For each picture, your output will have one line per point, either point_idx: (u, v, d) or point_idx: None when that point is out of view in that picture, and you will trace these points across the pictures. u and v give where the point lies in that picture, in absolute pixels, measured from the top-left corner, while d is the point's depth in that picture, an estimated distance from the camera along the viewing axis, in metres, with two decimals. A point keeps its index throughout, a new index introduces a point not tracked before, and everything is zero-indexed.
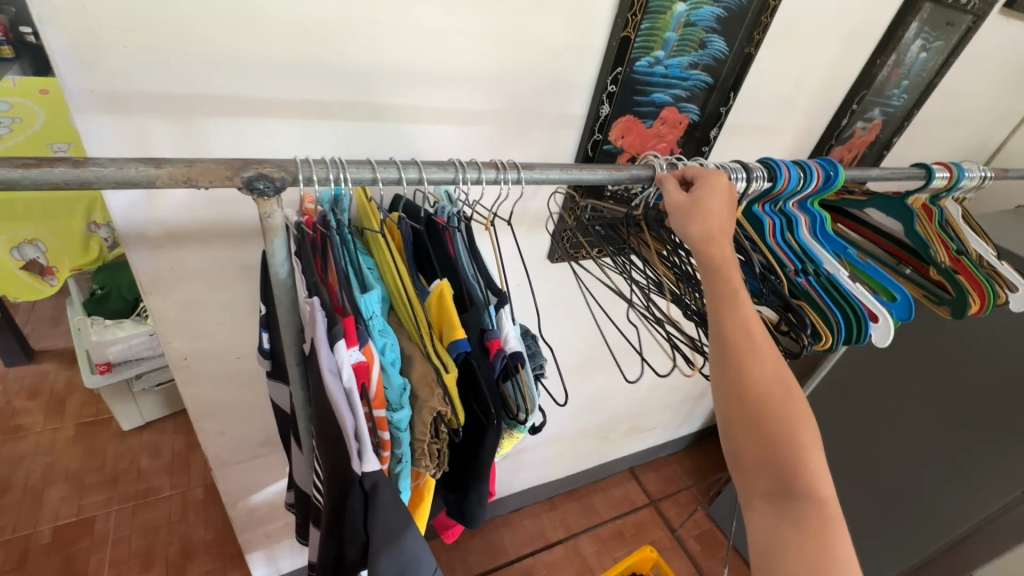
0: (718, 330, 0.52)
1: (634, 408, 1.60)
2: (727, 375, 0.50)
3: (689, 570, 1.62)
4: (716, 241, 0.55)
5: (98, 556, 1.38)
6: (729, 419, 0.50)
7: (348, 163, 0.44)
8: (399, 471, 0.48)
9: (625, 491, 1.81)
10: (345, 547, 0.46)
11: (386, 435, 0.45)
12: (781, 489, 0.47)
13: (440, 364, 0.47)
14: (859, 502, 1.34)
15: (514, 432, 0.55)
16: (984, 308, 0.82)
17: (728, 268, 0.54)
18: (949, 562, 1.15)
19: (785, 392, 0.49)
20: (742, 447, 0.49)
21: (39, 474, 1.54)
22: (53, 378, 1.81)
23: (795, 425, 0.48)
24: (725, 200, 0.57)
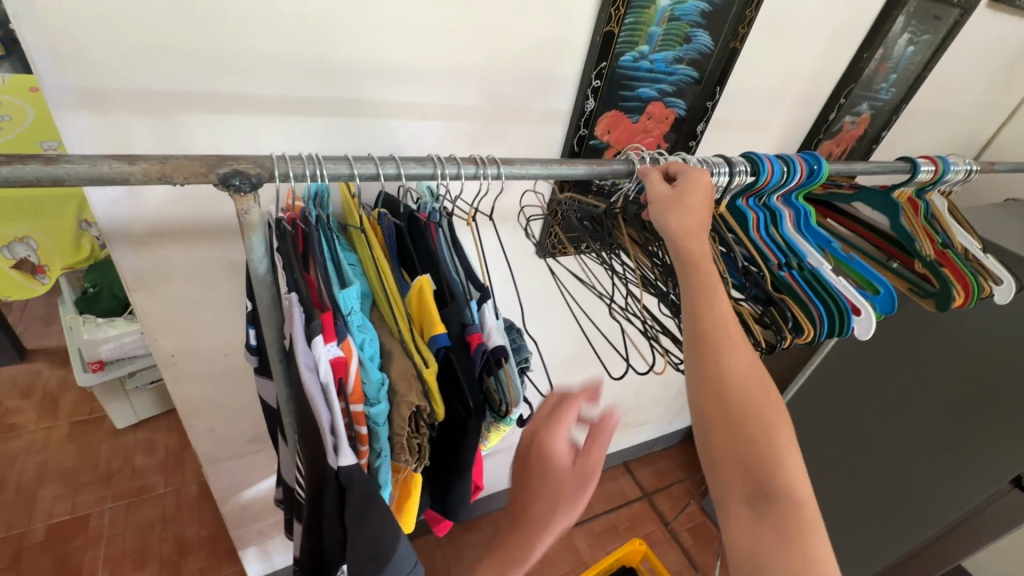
0: (696, 324, 0.52)
1: (627, 403, 1.61)
2: (704, 370, 0.51)
3: (682, 563, 1.64)
4: (695, 235, 0.56)
5: (93, 554, 1.39)
6: (706, 415, 0.50)
7: (325, 159, 0.44)
8: (378, 466, 0.49)
9: (619, 485, 1.82)
10: (323, 542, 0.46)
11: (364, 430, 0.45)
12: (759, 492, 0.47)
13: (421, 359, 0.48)
14: (848, 494, 1.34)
15: (498, 426, 0.55)
16: (969, 301, 0.83)
17: (704, 264, 0.55)
18: (936, 553, 1.16)
19: (760, 386, 0.50)
20: (718, 445, 0.49)
21: (33, 473, 1.54)
22: (47, 378, 1.81)
23: (769, 420, 0.48)
24: (703, 191, 0.59)
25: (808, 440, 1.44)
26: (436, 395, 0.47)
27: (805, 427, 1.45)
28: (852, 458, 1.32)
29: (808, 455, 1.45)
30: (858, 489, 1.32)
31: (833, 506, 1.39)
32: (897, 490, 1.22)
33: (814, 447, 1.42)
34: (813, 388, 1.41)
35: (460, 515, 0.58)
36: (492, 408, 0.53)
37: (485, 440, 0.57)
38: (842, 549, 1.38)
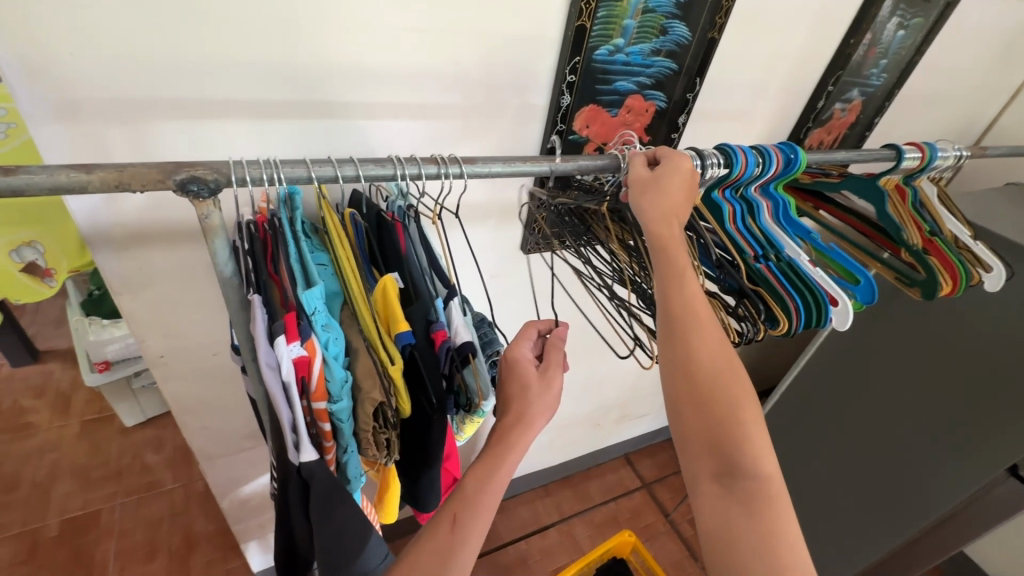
0: (666, 307, 0.52)
1: (625, 395, 1.61)
2: (673, 351, 0.51)
3: (681, 553, 1.64)
4: (667, 221, 0.56)
5: (104, 547, 1.43)
6: (675, 397, 0.50)
7: (283, 163, 0.45)
8: (346, 462, 0.50)
9: (619, 476, 1.83)
10: (293, 534, 0.48)
11: (327, 427, 0.47)
12: (728, 470, 0.47)
13: (386, 356, 0.49)
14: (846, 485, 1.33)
15: (471, 419, 0.56)
16: (956, 288, 0.82)
17: (674, 252, 0.54)
18: (932, 544, 1.14)
19: (729, 368, 0.50)
20: (688, 425, 0.49)
21: (46, 470, 1.59)
22: (59, 378, 1.86)
23: (738, 399, 0.48)
24: (682, 177, 0.58)
25: (806, 430, 1.43)
26: (401, 390, 0.49)
27: (802, 418, 1.44)
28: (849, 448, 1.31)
29: (806, 445, 1.44)
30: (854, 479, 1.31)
31: (830, 497, 1.38)
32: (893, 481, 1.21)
33: (811, 438, 1.42)
34: (809, 379, 1.41)
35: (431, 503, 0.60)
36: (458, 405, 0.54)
37: (460, 431, 0.59)
38: (840, 540, 1.37)
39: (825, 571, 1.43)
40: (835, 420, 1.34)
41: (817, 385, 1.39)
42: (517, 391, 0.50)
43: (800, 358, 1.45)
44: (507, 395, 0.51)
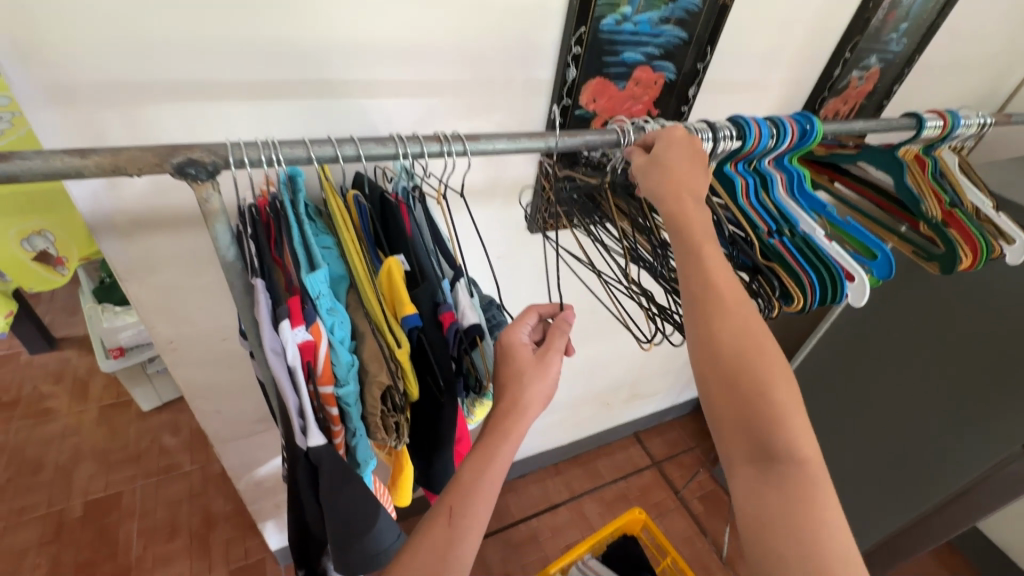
0: (688, 289, 0.51)
1: (634, 374, 1.60)
2: (699, 333, 0.50)
3: (691, 529, 1.66)
4: (676, 198, 0.54)
5: (127, 527, 1.47)
6: (705, 378, 0.49)
7: (281, 143, 0.44)
8: (355, 445, 0.50)
9: (629, 454, 1.84)
10: (305, 517, 0.49)
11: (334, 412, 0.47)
12: (763, 453, 0.45)
13: (393, 339, 0.48)
14: (858, 461, 1.33)
15: (481, 401, 0.56)
16: (976, 262, 0.79)
17: (697, 231, 0.52)
18: (945, 518, 1.14)
19: (760, 348, 0.48)
20: (720, 406, 0.48)
21: (68, 454, 1.63)
22: (76, 365, 1.89)
23: (770, 381, 0.47)
24: (681, 145, 0.57)
25: (818, 407, 1.42)
26: (408, 374, 0.48)
27: (814, 395, 1.43)
28: (862, 425, 1.31)
29: (818, 422, 1.43)
30: (866, 455, 1.31)
31: (841, 473, 1.38)
32: (906, 457, 1.20)
33: (823, 415, 1.41)
34: (822, 355, 1.39)
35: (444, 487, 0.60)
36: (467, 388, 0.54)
37: (471, 415, 0.59)
38: (851, 516, 1.37)
39: None
40: (847, 397, 1.33)
41: (829, 361, 1.37)
42: (510, 380, 0.50)
43: (812, 335, 1.43)
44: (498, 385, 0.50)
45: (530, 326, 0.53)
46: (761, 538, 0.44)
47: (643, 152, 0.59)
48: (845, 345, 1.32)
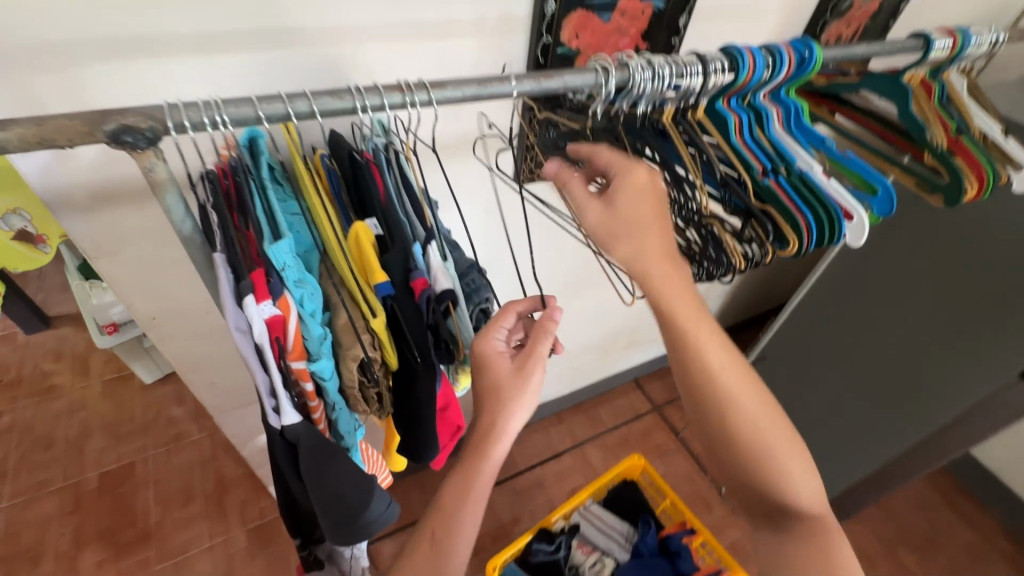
0: (685, 375, 0.53)
1: (632, 323, 1.60)
2: (701, 413, 0.54)
3: (691, 468, 1.71)
4: (653, 275, 0.50)
5: (144, 495, 1.52)
6: (711, 450, 0.56)
7: (226, 102, 0.40)
8: (337, 419, 0.50)
9: (629, 400, 1.87)
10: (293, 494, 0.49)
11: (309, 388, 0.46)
12: (779, 513, 0.57)
13: (368, 309, 0.46)
14: (854, 397, 1.35)
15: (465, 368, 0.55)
16: (982, 192, 0.75)
17: (655, 268, 0.50)
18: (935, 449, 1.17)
19: (760, 432, 0.54)
20: (731, 476, 0.57)
21: (77, 429, 1.65)
22: (74, 342, 1.89)
23: (773, 461, 0.54)
24: (644, 192, 0.51)
25: (816, 346, 1.42)
26: (385, 344, 0.47)
27: (811, 334, 1.42)
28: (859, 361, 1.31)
29: (816, 361, 1.44)
30: (861, 391, 1.32)
31: (837, 409, 1.40)
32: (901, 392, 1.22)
33: (820, 353, 1.41)
34: (819, 295, 1.37)
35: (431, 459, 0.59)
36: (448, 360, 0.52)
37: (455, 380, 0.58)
38: (846, 449, 1.40)
39: (831, 477, 1.48)
40: (845, 334, 1.33)
41: (827, 299, 1.36)
42: (489, 393, 0.50)
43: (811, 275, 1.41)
44: (479, 398, 0.51)
45: (507, 327, 0.52)
46: (779, 553, 0.58)
47: (582, 182, 0.54)
48: (844, 283, 1.31)
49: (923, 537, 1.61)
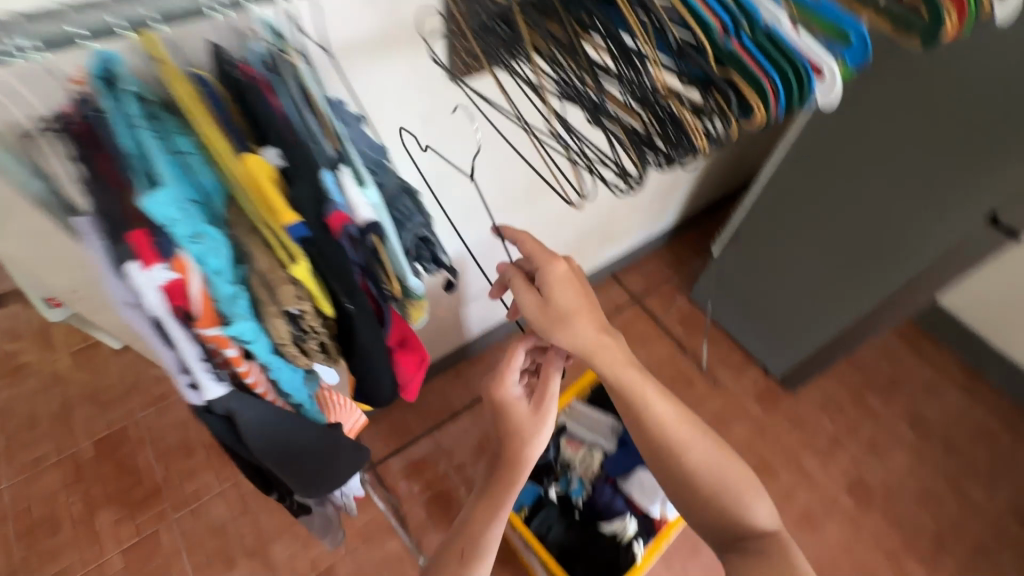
0: (638, 422, 0.73)
1: (602, 218, 1.55)
2: (659, 455, 0.74)
3: (674, 350, 1.77)
4: (591, 348, 0.69)
5: (144, 455, 1.53)
6: (674, 494, 0.75)
7: (31, 17, 0.35)
8: (277, 376, 0.49)
9: (609, 295, 1.87)
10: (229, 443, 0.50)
11: (240, 352, 0.44)
12: (738, 540, 0.73)
13: (286, 255, 0.43)
14: (827, 262, 1.36)
15: (414, 302, 0.53)
16: (962, 25, 0.68)
17: (587, 338, 0.69)
18: (909, 296, 1.22)
19: (705, 466, 0.73)
20: (691, 506, 0.75)
21: (58, 404, 1.63)
22: (27, 318, 1.79)
23: (719, 488, 0.73)
24: (568, 281, 0.69)
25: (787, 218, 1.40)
26: (315, 293, 0.45)
27: (782, 206, 1.39)
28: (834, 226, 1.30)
29: (786, 234, 1.43)
30: (835, 255, 1.33)
31: (811, 277, 1.42)
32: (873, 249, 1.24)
33: (792, 225, 1.39)
34: (792, 164, 1.32)
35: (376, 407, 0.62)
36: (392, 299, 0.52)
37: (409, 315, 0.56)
38: (819, 312, 1.45)
39: (805, 341, 1.55)
40: (818, 202, 1.31)
41: (799, 168, 1.31)
42: (518, 429, 0.75)
43: (777, 147, 1.36)
44: (507, 438, 0.76)
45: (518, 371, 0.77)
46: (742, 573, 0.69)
47: (528, 284, 0.71)
48: (818, 147, 1.25)
49: (888, 380, 1.73)
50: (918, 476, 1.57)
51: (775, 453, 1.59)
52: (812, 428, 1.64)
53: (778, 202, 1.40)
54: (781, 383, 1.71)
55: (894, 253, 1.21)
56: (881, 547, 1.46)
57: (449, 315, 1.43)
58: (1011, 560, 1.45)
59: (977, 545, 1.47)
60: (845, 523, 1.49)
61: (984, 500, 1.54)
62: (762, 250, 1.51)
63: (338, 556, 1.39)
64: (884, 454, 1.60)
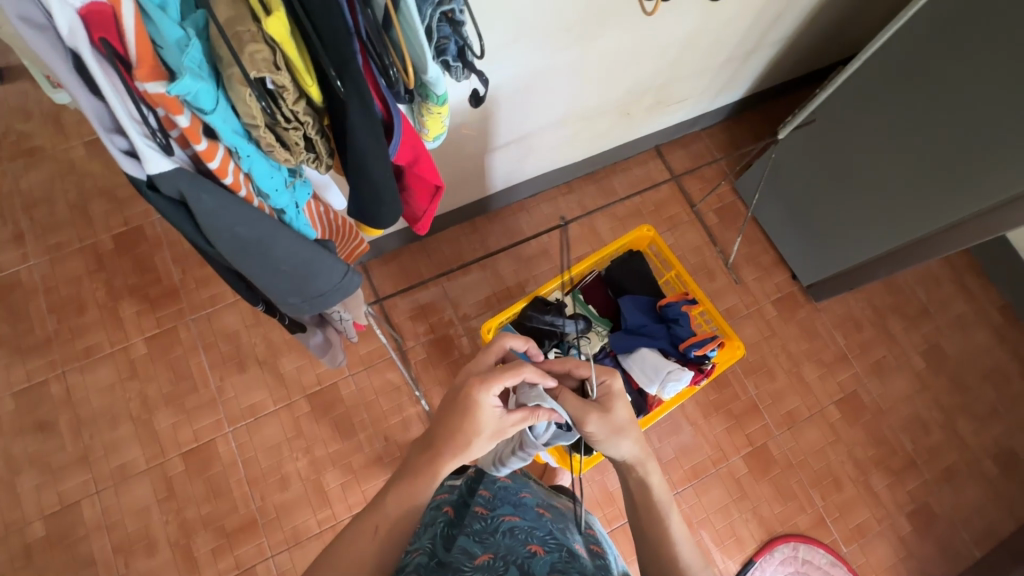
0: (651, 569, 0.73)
1: (665, 73, 1.33)
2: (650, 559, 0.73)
3: (702, 239, 1.67)
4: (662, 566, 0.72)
5: (161, 255, 1.54)
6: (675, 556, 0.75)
7: None
8: (216, 130, 0.55)
9: (647, 170, 1.73)
10: (158, 196, 0.55)
11: (187, 118, 0.52)
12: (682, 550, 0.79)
13: (292, 59, 0.52)
14: (921, 159, 1.20)
15: (431, 121, 0.69)
16: None
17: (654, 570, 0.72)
18: (1002, 216, 1.09)
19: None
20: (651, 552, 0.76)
21: (76, 192, 1.57)
22: (38, 99, 1.62)
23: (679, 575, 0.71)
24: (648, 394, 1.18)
25: (875, 121, 1.26)
26: (299, 90, 0.55)
27: (895, 76, 1.18)
28: (950, 107, 1.11)
29: (871, 136, 1.28)
30: (931, 144, 1.17)
31: (893, 173, 1.26)
32: (956, 165, 1.14)
33: (904, 101, 1.18)
34: (935, 14, 1.08)
35: (384, 226, 0.73)
36: (409, 99, 0.63)
37: (426, 129, 0.71)
38: (871, 229, 1.36)
39: (842, 255, 1.46)
40: (947, 72, 1.09)
41: (947, 22, 1.07)
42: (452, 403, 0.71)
43: (873, 44, 1.13)
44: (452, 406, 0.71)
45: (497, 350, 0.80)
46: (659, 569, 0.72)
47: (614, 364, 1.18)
48: (943, 36, 1.08)
49: (917, 308, 1.66)
50: (913, 402, 1.57)
51: (779, 357, 1.59)
52: (822, 340, 1.61)
53: (894, 68, 1.18)
54: (804, 291, 1.64)
55: (1005, 152, 1.05)
56: (854, 455, 1.52)
57: (475, 162, 1.30)
58: (973, 488, 1.51)
59: (946, 471, 1.52)
60: (826, 429, 1.53)
61: (970, 434, 1.56)
62: (848, 129, 1.33)
63: (342, 376, 1.49)
64: (886, 375, 1.59)
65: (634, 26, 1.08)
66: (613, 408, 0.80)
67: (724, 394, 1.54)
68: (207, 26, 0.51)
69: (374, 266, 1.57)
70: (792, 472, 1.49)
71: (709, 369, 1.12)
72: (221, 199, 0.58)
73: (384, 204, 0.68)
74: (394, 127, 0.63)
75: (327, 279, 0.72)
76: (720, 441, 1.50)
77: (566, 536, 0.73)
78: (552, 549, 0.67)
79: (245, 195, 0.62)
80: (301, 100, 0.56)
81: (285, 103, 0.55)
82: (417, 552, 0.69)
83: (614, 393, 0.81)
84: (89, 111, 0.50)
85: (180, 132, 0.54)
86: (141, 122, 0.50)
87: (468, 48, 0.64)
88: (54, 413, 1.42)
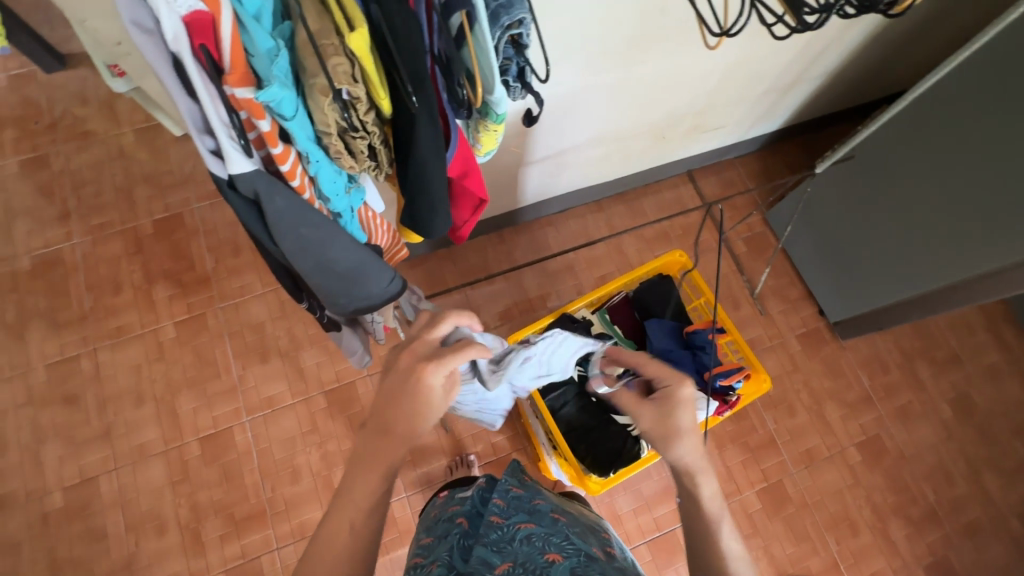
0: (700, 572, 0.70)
1: (706, 99, 1.33)
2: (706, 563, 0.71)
3: (729, 267, 1.66)
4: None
5: (196, 243, 1.59)
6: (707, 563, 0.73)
7: None
8: (292, 133, 0.57)
9: (678, 194, 1.72)
10: (232, 192, 0.58)
11: (268, 123, 0.54)
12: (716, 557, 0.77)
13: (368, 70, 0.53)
14: (967, 202, 1.17)
15: (485, 136, 0.70)
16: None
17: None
18: None
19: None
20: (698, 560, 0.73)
21: (122, 176, 1.63)
22: (96, 86, 1.69)
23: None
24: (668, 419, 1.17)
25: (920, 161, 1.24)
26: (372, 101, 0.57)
27: (937, 118, 1.18)
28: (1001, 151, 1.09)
29: (915, 175, 1.26)
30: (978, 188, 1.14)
31: (934, 214, 1.23)
32: (1002, 211, 1.10)
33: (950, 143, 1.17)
34: (982, 61, 1.08)
35: (434, 234, 0.74)
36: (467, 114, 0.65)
37: (479, 143, 0.72)
38: (905, 269, 1.32)
39: (873, 296, 1.43)
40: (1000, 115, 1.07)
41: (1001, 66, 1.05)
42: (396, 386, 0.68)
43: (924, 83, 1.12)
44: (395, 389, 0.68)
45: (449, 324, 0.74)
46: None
47: None
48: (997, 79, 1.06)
49: (947, 354, 1.61)
50: (939, 451, 1.52)
51: (800, 393, 1.55)
52: (847, 379, 1.57)
53: (936, 111, 1.17)
54: (831, 328, 1.61)
55: None
56: (872, 501, 1.47)
57: (508, 174, 1.32)
58: (997, 546, 1.45)
59: (969, 526, 1.47)
60: (845, 471, 1.49)
61: (997, 490, 1.50)
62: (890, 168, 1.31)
63: (359, 375, 1.51)
64: (911, 421, 1.55)
65: (680, 51, 1.09)
66: (676, 415, 0.76)
67: (741, 426, 1.51)
68: (295, 37, 0.53)
69: (399, 269, 1.59)
70: (807, 512, 1.46)
71: (735, 401, 1.10)
72: (291, 200, 0.60)
73: (433, 214, 0.69)
74: (451, 140, 0.65)
75: (375, 280, 0.74)
76: (734, 473, 1.47)
77: (585, 540, 0.72)
78: (570, 555, 0.67)
79: (308, 197, 0.64)
80: (371, 111, 0.58)
81: (357, 113, 0.57)
82: (436, 563, 0.70)
83: (679, 400, 0.77)
84: (183, 111, 0.52)
85: (258, 134, 0.56)
86: (228, 125, 0.53)
87: (528, 69, 0.66)
88: (82, 387, 1.46)
